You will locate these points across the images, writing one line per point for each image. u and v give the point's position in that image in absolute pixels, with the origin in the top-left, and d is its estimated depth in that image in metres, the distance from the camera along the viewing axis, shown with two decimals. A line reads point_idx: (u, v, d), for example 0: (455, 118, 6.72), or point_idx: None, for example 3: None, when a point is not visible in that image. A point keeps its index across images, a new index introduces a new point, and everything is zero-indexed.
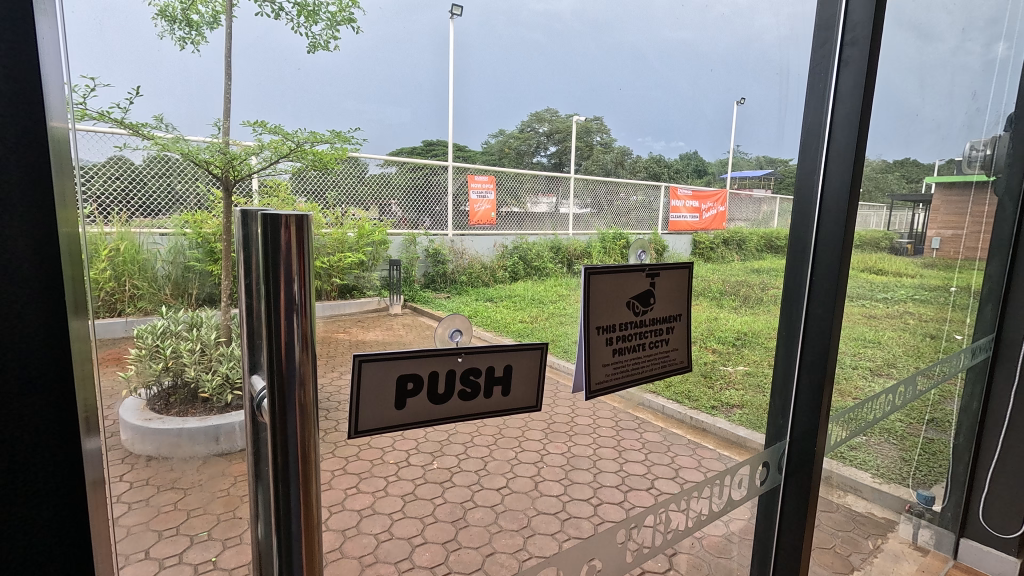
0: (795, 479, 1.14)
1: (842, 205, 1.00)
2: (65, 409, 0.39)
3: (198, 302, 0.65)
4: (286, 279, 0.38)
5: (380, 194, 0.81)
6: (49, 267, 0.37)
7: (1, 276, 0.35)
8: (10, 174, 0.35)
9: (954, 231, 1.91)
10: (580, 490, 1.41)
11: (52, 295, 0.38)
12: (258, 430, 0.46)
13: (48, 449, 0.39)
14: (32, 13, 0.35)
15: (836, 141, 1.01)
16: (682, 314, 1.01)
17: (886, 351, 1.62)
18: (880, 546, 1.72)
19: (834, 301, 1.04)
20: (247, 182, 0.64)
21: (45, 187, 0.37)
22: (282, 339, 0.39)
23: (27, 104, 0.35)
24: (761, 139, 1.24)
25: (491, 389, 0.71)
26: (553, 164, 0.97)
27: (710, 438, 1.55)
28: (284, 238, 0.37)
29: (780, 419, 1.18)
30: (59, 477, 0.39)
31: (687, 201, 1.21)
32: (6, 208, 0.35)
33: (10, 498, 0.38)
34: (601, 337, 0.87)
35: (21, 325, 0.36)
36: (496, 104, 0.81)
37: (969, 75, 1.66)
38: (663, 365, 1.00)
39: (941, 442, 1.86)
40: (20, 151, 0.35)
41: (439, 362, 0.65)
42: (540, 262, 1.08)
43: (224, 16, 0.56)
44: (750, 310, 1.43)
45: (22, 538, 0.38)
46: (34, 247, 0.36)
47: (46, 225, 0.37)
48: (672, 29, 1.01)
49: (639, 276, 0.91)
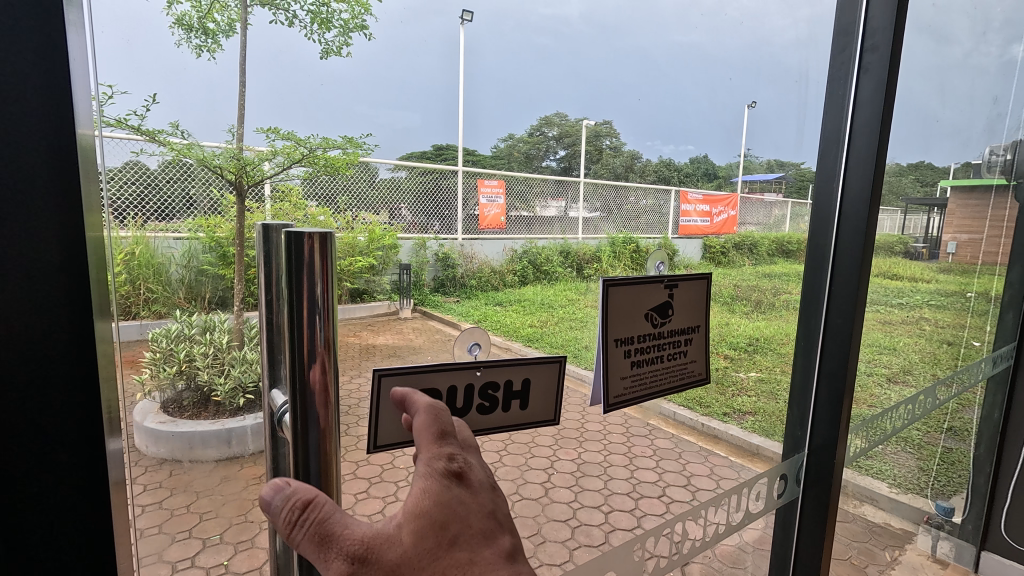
0: (814, 492, 1.12)
1: (864, 217, 0.99)
2: (88, 410, 0.39)
3: (210, 305, 0.66)
4: (307, 289, 0.39)
5: (390, 198, 0.81)
6: (72, 270, 0.38)
7: (30, 279, 0.36)
8: (38, 180, 0.36)
9: (971, 235, 1.88)
10: (591, 496, 1.37)
11: (75, 297, 0.38)
12: (278, 445, 0.48)
13: (71, 451, 0.39)
14: (61, 27, 0.36)
15: (855, 147, 1.00)
16: (700, 325, 1.00)
17: (902, 357, 1.58)
18: (898, 557, 1.69)
19: (853, 310, 1.03)
20: (260, 188, 0.65)
21: (73, 196, 0.37)
22: (305, 349, 0.40)
23: (56, 114, 0.36)
24: (776, 142, 1.24)
25: (510, 403, 0.71)
26: (563, 167, 0.97)
27: (723, 446, 1.51)
28: (307, 250, 0.38)
29: (798, 429, 1.16)
30: (81, 478, 0.40)
31: (698, 205, 1.22)
32: (38, 211, 0.36)
33: (32, 499, 0.38)
34: (620, 350, 0.86)
35: (47, 328, 0.37)
36: (506, 109, 0.81)
37: (987, 76, 1.63)
38: (681, 377, 0.99)
39: (960, 451, 1.83)
40: (47, 161, 0.36)
41: (457, 376, 0.64)
42: (549, 267, 1.09)
43: (238, 24, 0.57)
44: (763, 315, 1.43)
45: (46, 537, 0.39)
46: (61, 251, 0.37)
47: (73, 233, 0.38)
48: (681, 33, 0.99)
49: (657, 287, 0.90)
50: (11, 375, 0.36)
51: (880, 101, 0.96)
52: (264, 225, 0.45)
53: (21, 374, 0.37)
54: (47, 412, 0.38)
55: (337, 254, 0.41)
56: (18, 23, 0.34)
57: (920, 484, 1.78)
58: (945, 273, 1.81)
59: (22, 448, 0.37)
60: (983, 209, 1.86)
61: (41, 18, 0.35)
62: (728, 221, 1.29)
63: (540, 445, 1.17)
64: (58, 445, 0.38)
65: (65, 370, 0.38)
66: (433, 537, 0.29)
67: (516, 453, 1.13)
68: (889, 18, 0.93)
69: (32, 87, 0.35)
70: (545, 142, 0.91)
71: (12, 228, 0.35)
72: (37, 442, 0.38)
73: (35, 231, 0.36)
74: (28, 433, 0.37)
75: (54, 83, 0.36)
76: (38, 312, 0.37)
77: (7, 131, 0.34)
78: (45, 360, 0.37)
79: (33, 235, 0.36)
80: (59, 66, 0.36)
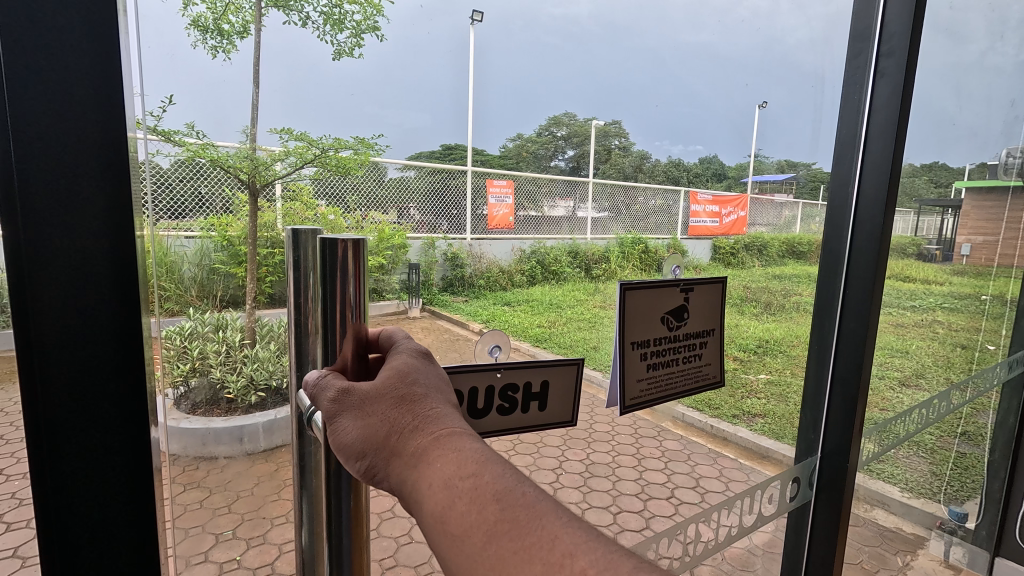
0: (826, 497, 1.11)
1: (879, 223, 0.99)
2: (133, 402, 0.41)
3: (222, 303, 0.67)
4: (341, 282, 0.46)
5: (399, 198, 0.83)
6: (118, 267, 0.39)
7: (65, 273, 0.37)
8: (88, 183, 0.37)
9: (984, 238, 1.86)
10: (599, 497, 1.37)
11: (125, 292, 0.40)
12: (303, 444, 0.50)
13: (107, 442, 0.40)
14: (108, 33, 0.38)
15: (870, 150, 1.00)
16: (715, 328, 1.00)
17: (915, 361, 1.55)
18: (910, 563, 1.67)
19: (868, 315, 1.02)
20: (271, 188, 0.66)
21: (117, 196, 0.39)
22: (338, 337, 0.47)
23: (105, 117, 0.38)
24: (788, 144, 1.22)
25: (528, 404, 0.71)
26: (571, 168, 0.98)
27: (732, 449, 1.48)
28: (340, 251, 0.45)
29: (810, 433, 1.16)
30: (121, 468, 0.41)
31: (706, 206, 1.21)
32: (88, 207, 0.38)
33: (69, 488, 0.39)
34: (636, 352, 0.87)
35: (93, 321, 0.39)
36: (515, 111, 0.82)
37: (1002, 76, 1.60)
38: (696, 380, 0.99)
39: (974, 456, 1.80)
40: (95, 161, 0.38)
41: (480, 377, 0.66)
42: (557, 267, 1.12)
43: (253, 26, 0.57)
44: (772, 317, 1.34)
45: (84, 526, 0.40)
46: (111, 242, 0.39)
47: (114, 230, 0.39)
48: (692, 32, 0.99)
49: (673, 291, 0.90)
50: (50, 369, 0.38)
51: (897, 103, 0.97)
52: (300, 228, 0.47)
53: (58, 368, 0.38)
54: (91, 404, 0.39)
55: (367, 256, 0.48)
56: (72, 26, 0.36)
57: (933, 490, 1.74)
58: (958, 275, 1.78)
59: (72, 449, 0.39)
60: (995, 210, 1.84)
61: (92, 23, 0.37)
62: (738, 223, 1.27)
63: (549, 446, 1.16)
64: (108, 446, 0.40)
65: (108, 367, 0.40)
66: (395, 376, 0.41)
67: (525, 454, 1.12)
68: (906, 23, 0.95)
69: (79, 94, 0.37)
70: (552, 143, 0.91)
71: (60, 232, 0.37)
72: (76, 433, 0.39)
73: (76, 226, 0.37)
74: (76, 432, 0.39)
75: (96, 91, 0.37)
76: (82, 307, 0.38)
77: (50, 129, 0.36)
78: (93, 361, 0.39)
79: (81, 239, 0.38)
80: (109, 67, 0.38)
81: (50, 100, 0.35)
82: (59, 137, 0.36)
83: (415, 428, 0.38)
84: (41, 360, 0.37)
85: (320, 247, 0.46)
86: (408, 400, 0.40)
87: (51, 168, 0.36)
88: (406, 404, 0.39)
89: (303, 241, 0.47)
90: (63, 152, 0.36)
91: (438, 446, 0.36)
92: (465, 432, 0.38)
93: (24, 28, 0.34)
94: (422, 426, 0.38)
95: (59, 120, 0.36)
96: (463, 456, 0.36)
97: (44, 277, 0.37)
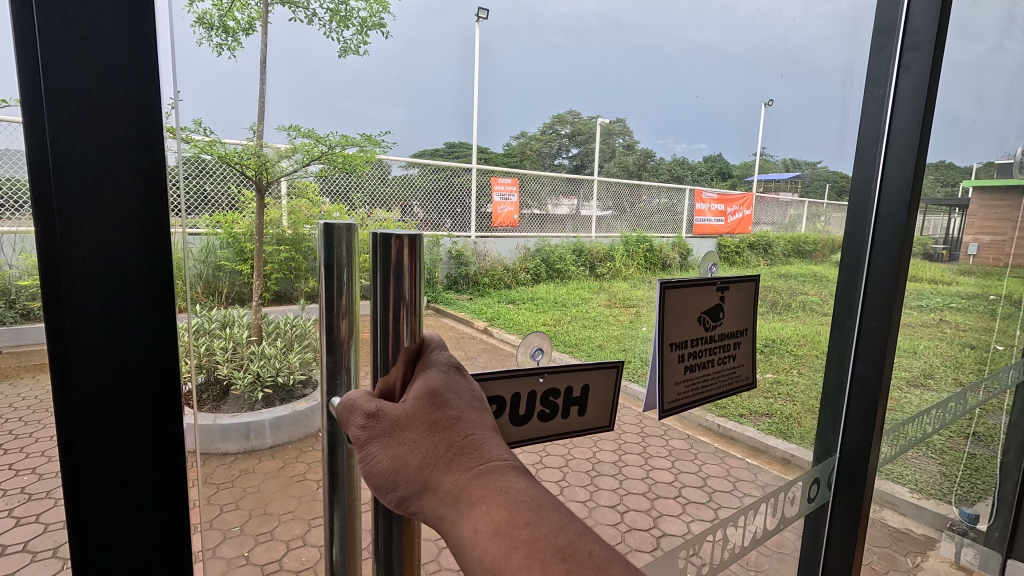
0: (845, 495, 1.18)
1: (902, 220, 1.05)
2: (165, 385, 0.43)
3: (229, 300, 0.71)
4: (395, 280, 0.47)
5: (402, 196, 0.83)
6: (152, 257, 0.41)
7: (108, 264, 0.39)
8: (126, 173, 0.39)
9: (989, 238, 1.84)
10: (606, 497, 1.35)
11: (160, 280, 0.42)
12: (336, 459, 0.49)
13: (138, 424, 0.42)
14: (150, 33, 0.39)
15: (892, 152, 1.07)
16: (748, 328, 1.01)
17: (924, 362, 1.53)
18: (919, 564, 1.66)
19: (890, 311, 1.09)
20: (277, 185, 0.71)
21: (154, 189, 0.40)
22: (391, 338, 0.47)
23: (143, 111, 0.39)
24: (795, 144, 1.20)
25: (569, 410, 0.71)
26: (574, 166, 0.96)
27: (740, 449, 1.37)
28: (395, 248, 0.46)
29: (830, 433, 1.23)
30: (154, 449, 0.43)
31: (711, 204, 1.19)
32: (121, 195, 0.39)
33: (99, 470, 0.41)
34: (675, 353, 0.87)
35: (131, 312, 0.40)
36: (518, 106, 0.81)
37: (1009, 74, 1.58)
38: (730, 381, 1.00)
39: (984, 458, 1.81)
40: (132, 154, 0.39)
41: (522, 384, 0.66)
42: (562, 265, 1.14)
43: (258, 22, 0.57)
44: (777, 315, 1.22)
45: (115, 507, 0.42)
46: (145, 235, 0.40)
47: (148, 220, 0.40)
48: (693, 31, 0.98)
49: (709, 290, 0.90)
50: (83, 354, 0.39)
51: (921, 100, 1.03)
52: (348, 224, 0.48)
53: (90, 354, 0.39)
54: (125, 390, 0.41)
55: (422, 255, 0.48)
56: (116, 17, 0.37)
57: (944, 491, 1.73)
58: (967, 275, 1.76)
59: (96, 431, 0.40)
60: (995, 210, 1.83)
61: (137, 25, 0.38)
62: (742, 221, 1.22)
63: (555, 446, 1.10)
64: (139, 433, 0.42)
65: (144, 352, 0.41)
66: (427, 401, 0.41)
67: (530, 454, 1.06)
68: (932, 16, 1.00)
69: (120, 89, 0.38)
70: (556, 142, 0.89)
71: (91, 222, 0.38)
72: (107, 416, 0.40)
73: (114, 218, 0.39)
74: (104, 414, 0.40)
75: (132, 84, 0.38)
76: (119, 299, 0.40)
77: (88, 120, 0.37)
78: (129, 350, 0.41)
79: (112, 233, 0.39)
80: (147, 64, 0.39)
81: (90, 94, 0.37)
82: (98, 129, 0.37)
83: (449, 461, 0.37)
84: (78, 346, 0.39)
85: (374, 242, 0.47)
86: (441, 427, 0.39)
87: (88, 159, 0.37)
88: (439, 432, 0.39)
89: (337, 236, 0.47)
90: (104, 143, 0.38)
91: (471, 485, 0.36)
92: (502, 466, 0.37)
93: (64, 8, 0.35)
94: (456, 461, 0.37)
95: (103, 115, 0.37)
96: (512, 504, 0.35)
97: (76, 270, 0.38)
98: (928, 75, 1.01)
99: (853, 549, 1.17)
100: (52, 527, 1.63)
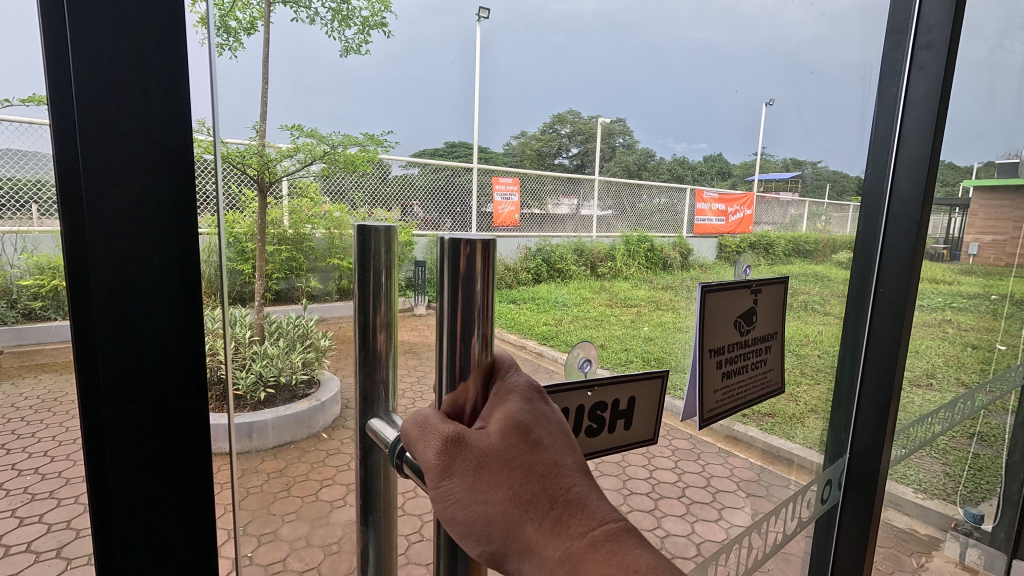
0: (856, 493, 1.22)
1: (914, 218, 1.06)
2: (194, 384, 0.43)
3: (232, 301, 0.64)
4: (465, 289, 0.42)
5: (403, 196, 0.86)
6: (182, 258, 0.41)
7: (140, 265, 0.39)
8: (158, 173, 0.39)
9: (989, 237, 1.84)
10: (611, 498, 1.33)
11: (190, 281, 0.42)
12: (369, 475, 0.50)
13: (167, 424, 0.42)
14: (176, 33, 0.39)
15: (904, 152, 1.08)
16: (778, 332, 1.07)
17: (926, 362, 1.53)
18: (925, 565, 1.67)
19: (901, 311, 1.10)
20: (280, 185, 0.78)
21: (186, 188, 0.41)
22: (459, 350, 0.43)
23: (172, 112, 0.40)
24: (792, 143, 1.18)
25: (616, 423, 0.72)
26: (576, 165, 0.98)
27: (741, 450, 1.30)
28: (467, 254, 0.41)
29: (841, 434, 1.25)
30: (183, 446, 0.43)
31: (712, 204, 1.23)
32: (151, 196, 0.39)
33: (129, 467, 0.41)
34: (713, 358, 0.91)
35: (164, 312, 0.41)
36: (519, 104, 0.82)
37: (1009, 73, 1.58)
38: (762, 386, 1.06)
39: (988, 457, 1.79)
40: (164, 155, 0.39)
41: (570, 399, 0.65)
42: (564, 266, 1.20)
43: (260, 22, 0.56)
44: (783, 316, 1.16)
45: (146, 503, 0.42)
46: (177, 236, 0.41)
47: (179, 219, 0.41)
48: (694, 29, 0.96)
49: (744, 293, 0.96)
50: (112, 355, 0.39)
51: (933, 99, 1.04)
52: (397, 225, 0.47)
53: (120, 353, 0.40)
54: (157, 389, 0.41)
55: (495, 259, 0.43)
56: (144, 16, 0.37)
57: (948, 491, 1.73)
58: (968, 275, 1.75)
59: (119, 432, 0.41)
60: (994, 210, 1.83)
61: (161, 27, 0.38)
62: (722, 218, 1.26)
63: None
64: (168, 431, 0.42)
65: (177, 351, 0.42)
66: (522, 442, 0.36)
67: None
68: (945, 12, 1.00)
69: (154, 92, 0.38)
70: (556, 142, 0.91)
71: (124, 223, 0.38)
72: (138, 414, 0.41)
73: (147, 218, 0.39)
74: (134, 412, 0.41)
75: (160, 82, 0.38)
76: (150, 298, 0.40)
77: (119, 121, 0.37)
78: (160, 350, 0.41)
79: (144, 233, 0.39)
80: (174, 65, 0.39)
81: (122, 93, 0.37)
82: (130, 130, 0.38)
83: (558, 522, 0.33)
84: (106, 346, 0.39)
85: (443, 244, 0.42)
86: (541, 475, 0.35)
87: (121, 160, 0.38)
88: (540, 482, 0.35)
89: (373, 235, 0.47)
90: (137, 144, 0.38)
91: (591, 556, 0.32)
92: (617, 531, 0.34)
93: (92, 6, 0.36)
94: (566, 523, 0.33)
95: (135, 116, 0.38)
96: None
97: (109, 270, 0.38)
98: (942, 75, 1.02)
99: (864, 547, 1.21)
100: (57, 528, 1.64)
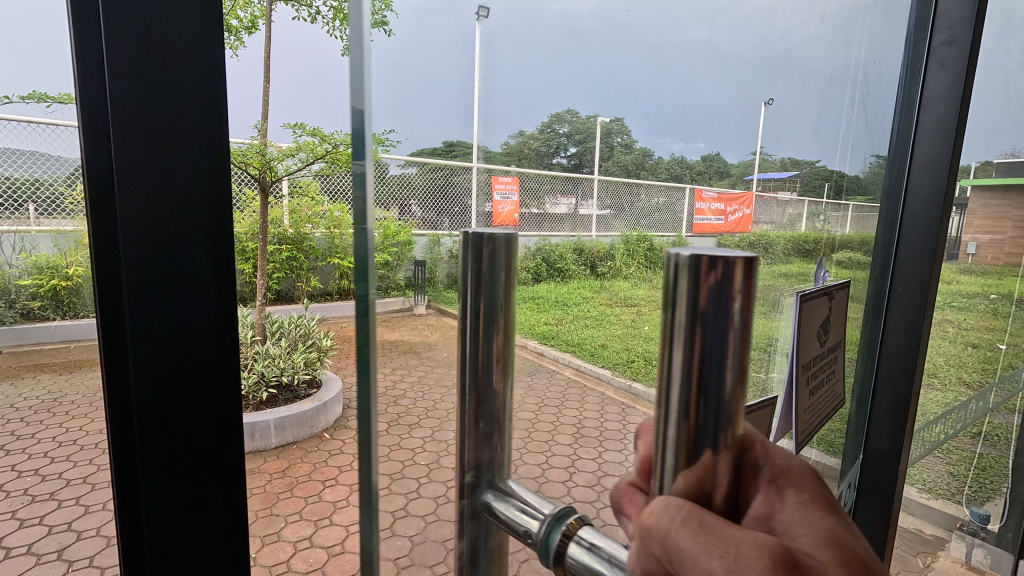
0: (876, 494, 1.30)
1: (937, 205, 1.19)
2: (228, 384, 0.46)
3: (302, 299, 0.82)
4: (726, 317, 0.24)
5: (400, 196, 0.78)
6: (219, 266, 0.44)
7: (183, 276, 0.42)
8: (196, 184, 0.41)
9: (988, 238, 1.86)
10: None
11: (223, 287, 0.44)
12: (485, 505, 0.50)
13: (199, 424, 0.45)
14: (218, 53, 0.42)
15: (921, 152, 1.22)
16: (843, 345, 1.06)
17: (930, 361, 1.53)
18: (930, 564, 1.70)
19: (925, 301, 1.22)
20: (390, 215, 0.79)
21: (219, 199, 0.43)
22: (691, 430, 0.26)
23: (212, 126, 0.42)
24: (790, 142, 1.15)
25: None
26: (574, 164, 0.91)
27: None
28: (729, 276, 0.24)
29: (858, 436, 1.33)
30: (214, 447, 0.45)
31: (712, 204, 1.08)
32: (194, 209, 0.42)
33: (154, 461, 0.43)
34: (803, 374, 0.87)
35: (199, 319, 0.43)
36: (520, 110, 0.75)
37: (1008, 74, 1.58)
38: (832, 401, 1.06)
39: (995, 458, 1.80)
40: (203, 168, 0.42)
41: None
42: (562, 264, 1.05)
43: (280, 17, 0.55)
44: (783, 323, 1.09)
45: (172, 505, 0.44)
46: (211, 250, 0.43)
47: (217, 231, 0.43)
48: (697, 26, 0.94)
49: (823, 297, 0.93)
50: (148, 357, 0.42)
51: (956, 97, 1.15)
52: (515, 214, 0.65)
53: (156, 356, 0.42)
54: (191, 391, 0.44)
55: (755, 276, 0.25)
56: (188, 36, 0.40)
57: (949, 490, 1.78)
58: (969, 275, 1.76)
59: (151, 433, 0.43)
60: (993, 211, 1.85)
61: (206, 52, 0.41)
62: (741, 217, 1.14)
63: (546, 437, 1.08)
64: (202, 414, 0.44)
65: (210, 356, 0.44)
66: None
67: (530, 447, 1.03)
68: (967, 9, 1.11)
69: (195, 112, 0.41)
70: (555, 142, 0.83)
71: (165, 228, 0.41)
72: (174, 415, 0.43)
73: (187, 227, 0.41)
74: (174, 414, 0.43)
75: (187, 79, 0.40)
76: (192, 304, 0.43)
77: (163, 138, 0.40)
78: (195, 354, 0.44)
79: (184, 242, 0.42)
80: (214, 88, 0.41)
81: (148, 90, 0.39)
82: (172, 145, 0.40)
83: None
84: (146, 348, 0.42)
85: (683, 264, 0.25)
86: None
87: (162, 173, 0.40)
88: None
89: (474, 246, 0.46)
90: (175, 158, 0.40)
91: None
92: None
93: (129, 23, 0.38)
94: None
95: (173, 132, 0.40)
96: None
97: (147, 279, 0.41)
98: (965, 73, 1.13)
99: (882, 536, 1.30)
100: (57, 531, 1.62)
